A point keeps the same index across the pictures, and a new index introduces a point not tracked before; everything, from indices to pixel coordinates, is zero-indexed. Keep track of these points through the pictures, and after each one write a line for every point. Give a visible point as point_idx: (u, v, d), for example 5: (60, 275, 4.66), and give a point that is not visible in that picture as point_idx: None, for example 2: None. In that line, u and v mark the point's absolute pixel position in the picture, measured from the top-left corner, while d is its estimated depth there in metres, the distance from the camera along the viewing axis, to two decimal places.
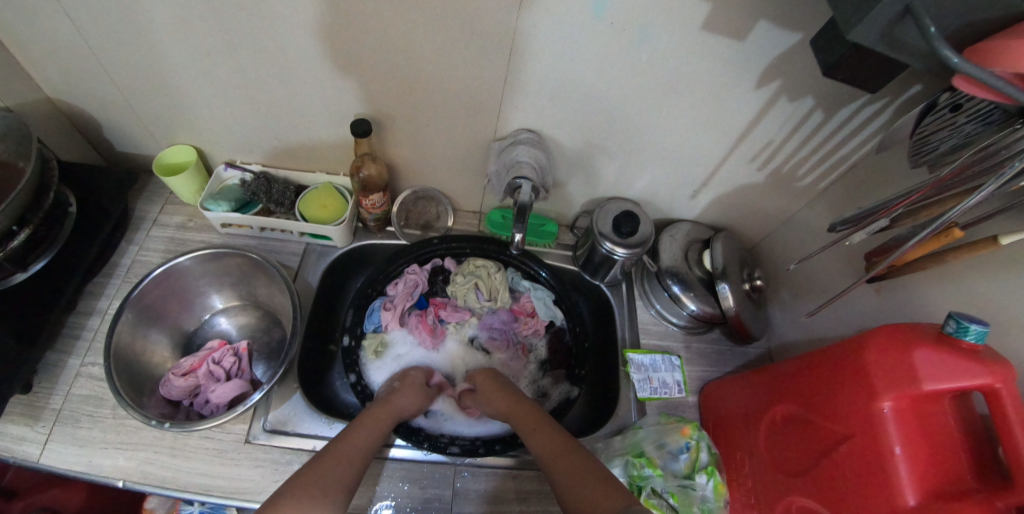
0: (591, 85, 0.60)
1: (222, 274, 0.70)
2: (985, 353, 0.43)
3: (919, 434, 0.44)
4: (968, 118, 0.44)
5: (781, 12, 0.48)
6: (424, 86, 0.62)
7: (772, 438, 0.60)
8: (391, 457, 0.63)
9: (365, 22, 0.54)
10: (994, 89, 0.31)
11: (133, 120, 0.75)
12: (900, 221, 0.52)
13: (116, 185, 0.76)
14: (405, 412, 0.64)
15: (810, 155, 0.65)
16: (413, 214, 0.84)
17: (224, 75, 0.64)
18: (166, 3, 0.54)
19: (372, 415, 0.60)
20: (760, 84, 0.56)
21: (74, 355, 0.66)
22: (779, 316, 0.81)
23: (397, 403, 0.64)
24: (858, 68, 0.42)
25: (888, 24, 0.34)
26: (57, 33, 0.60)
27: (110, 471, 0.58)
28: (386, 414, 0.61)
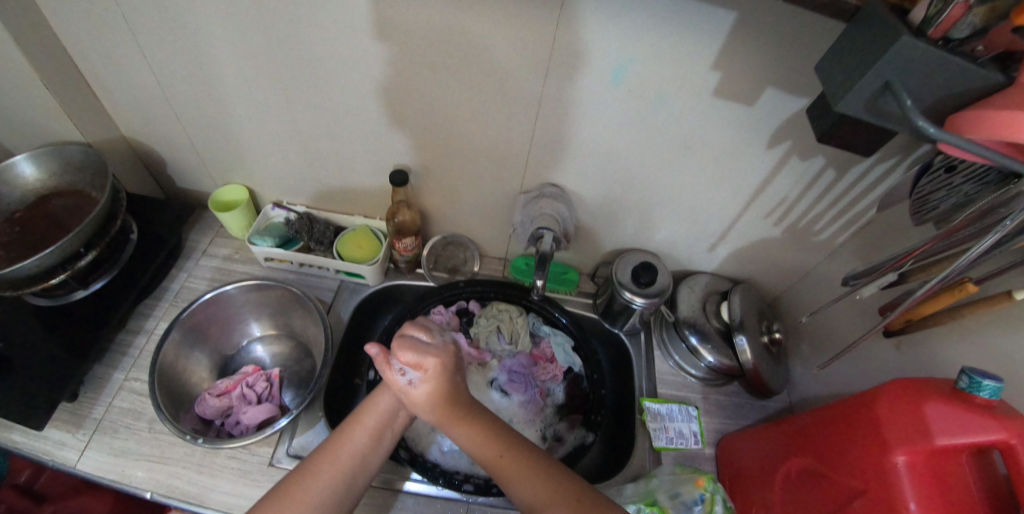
0: (612, 143, 0.66)
1: (263, 304, 0.75)
2: (1000, 409, 0.44)
3: (935, 491, 0.44)
4: (963, 178, 0.47)
5: (785, 82, 0.54)
6: (462, 140, 0.69)
7: (789, 493, 0.59)
8: (406, 490, 0.64)
9: (415, 83, 0.62)
10: (971, 152, 0.34)
11: (200, 161, 0.84)
12: (910, 275, 0.54)
13: (178, 216, 0.85)
14: (406, 395, 0.59)
15: (825, 212, 0.69)
16: (443, 258, 0.90)
17: (287, 125, 0.73)
18: (241, 62, 0.64)
19: (360, 416, 0.56)
20: (770, 145, 0.61)
21: (118, 370, 0.70)
22: (800, 371, 0.81)
23: (392, 389, 0.58)
24: (855, 137, 0.47)
25: (874, 98, 0.38)
26: (146, 83, 0.70)
27: (138, 482, 0.61)
28: (375, 410, 0.57)
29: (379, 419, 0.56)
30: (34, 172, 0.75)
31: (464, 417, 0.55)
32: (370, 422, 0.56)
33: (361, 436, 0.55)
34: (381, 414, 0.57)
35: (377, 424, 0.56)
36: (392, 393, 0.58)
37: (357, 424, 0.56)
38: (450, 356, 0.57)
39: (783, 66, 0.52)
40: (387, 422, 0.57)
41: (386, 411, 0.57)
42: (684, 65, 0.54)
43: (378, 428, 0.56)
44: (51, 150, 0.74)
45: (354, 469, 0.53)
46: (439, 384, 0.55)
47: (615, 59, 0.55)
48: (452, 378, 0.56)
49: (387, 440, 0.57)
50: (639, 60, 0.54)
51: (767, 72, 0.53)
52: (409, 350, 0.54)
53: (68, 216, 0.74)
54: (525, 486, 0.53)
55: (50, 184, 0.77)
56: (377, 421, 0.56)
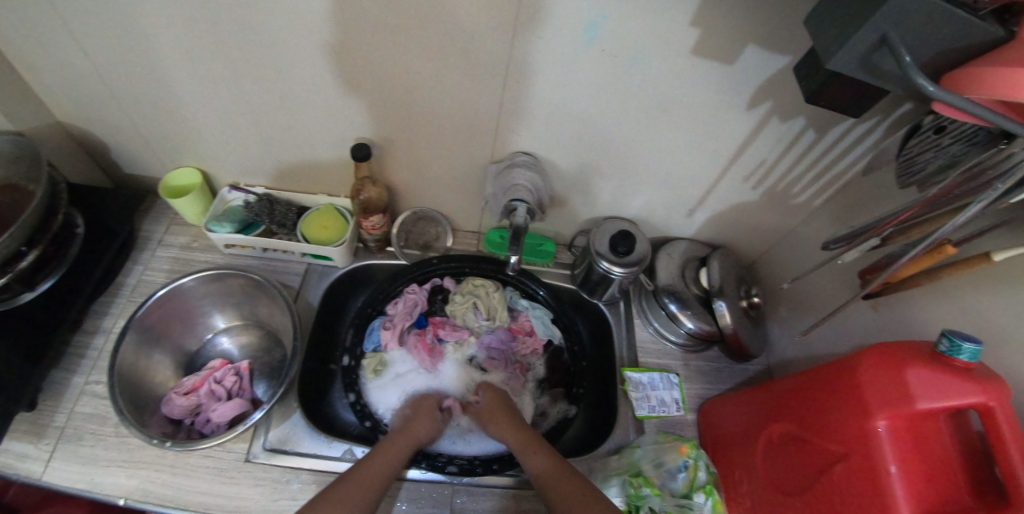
0: (585, 109, 0.61)
1: (225, 295, 0.72)
2: (978, 371, 0.43)
3: (914, 453, 0.44)
4: (951, 138, 0.45)
5: (767, 36, 0.49)
6: (424, 111, 0.64)
7: (770, 455, 0.60)
8: (411, 478, 0.64)
9: (369, 50, 0.57)
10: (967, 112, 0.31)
11: (142, 144, 0.77)
12: (890, 239, 0.51)
13: (125, 206, 0.79)
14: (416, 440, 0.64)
15: (804, 174, 0.66)
16: (413, 235, 0.86)
17: (232, 101, 0.66)
18: (171, 31, 0.57)
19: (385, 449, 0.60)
20: (751, 106, 0.58)
21: (78, 373, 0.67)
22: (778, 334, 0.80)
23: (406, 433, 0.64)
24: (839, 95, 0.44)
25: (869, 53, 0.35)
26: (66, 59, 0.62)
27: (110, 489, 0.59)
28: (394, 448, 0.61)
29: (406, 450, 0.61)
30: None
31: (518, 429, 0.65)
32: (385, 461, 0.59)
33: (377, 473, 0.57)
34: (404, 449, 0.61)
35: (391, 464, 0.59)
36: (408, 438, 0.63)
37: (381, 452, 0.59)
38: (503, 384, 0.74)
39: (765, 17, 0.47)
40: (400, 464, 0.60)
41: (411, 442, 0.63)
42: (660, 21, 0.49)
43: (398, 462, 0.59)
44: None
45: (381, 490, 0.55)
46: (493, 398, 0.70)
47: (587, 16, 0.50)
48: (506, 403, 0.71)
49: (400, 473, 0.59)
50: (613, 16, 0.49)
51: (748, 25, 0.48)
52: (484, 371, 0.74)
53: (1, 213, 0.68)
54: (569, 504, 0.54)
55: None
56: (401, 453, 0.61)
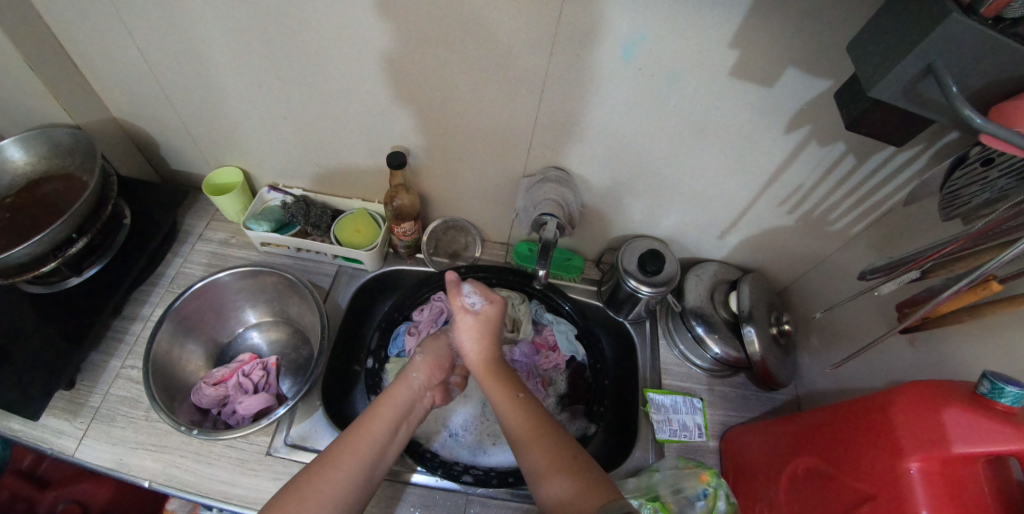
0: (619, 127, 0.62)
1: (258, 291, 0.74)
2: (1023, 416, 0.41)
3: (948, 499, 0.42)
4: (1000, 172, 0.44)
5: (809, 61, 0.49)
6: (460, 121, 0.66)
7: (794, 491, 0.58)
8: (413, 482, 0.64)
9: (412, 61, 0.59)
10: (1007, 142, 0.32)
11: (190, 142, 0.81)
12: (931, 272, 0.50)
13: (171, 200, 0.82)
14: (419, 389, 0.61)
15: (843, 201, 0.65)
16: (443, 243, 0.87)
17: (278, 105, 0.70)
18: (228, 38, 0.60)
19: (377, 408, 0.56)
20: (789, 130, 0.58)
21: (115, 357, 0.70)
22: (808, 363, 0.78)
23: (410, 382, 0.60)
24: (884, 126, 0.43)
25: (914, 83, 0.35)
26: (130, 61, 0.66)
27: (137, 471, 0.61)
28: (393, 401, 0.58)
29: (397, 410, 0.57)
30: (23, 156, 0.73)
31: (495, 370, 0.63)
32: (388, 413, 0.56)
33: (382, 423, 0.55)
34: (398, 409, 0.57)
35: (394, 413, 0.57)
36: (411, 384, 0.60)
37: (373, 418, 0.55)
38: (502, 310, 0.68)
39: (807, 43, 0.48)
40: (405, 415, 0.58)
41: (403, 401, 0.58)
42: (699, 43, 0.50)
43: (393, 424, 0.56)
44: (39, 133, 0.72)
45: (374, 459, 0.52)
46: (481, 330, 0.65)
47: (625, 35, 0.51)
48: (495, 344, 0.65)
49: (401, 435, 0.56)
50: (652, 36, 0.50)
51: (790, 50, 0.49)
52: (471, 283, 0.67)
53: (58, 201, 0.72)
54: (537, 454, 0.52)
55: (40, 167, 0.74)
56: (393, 416, 0.56)
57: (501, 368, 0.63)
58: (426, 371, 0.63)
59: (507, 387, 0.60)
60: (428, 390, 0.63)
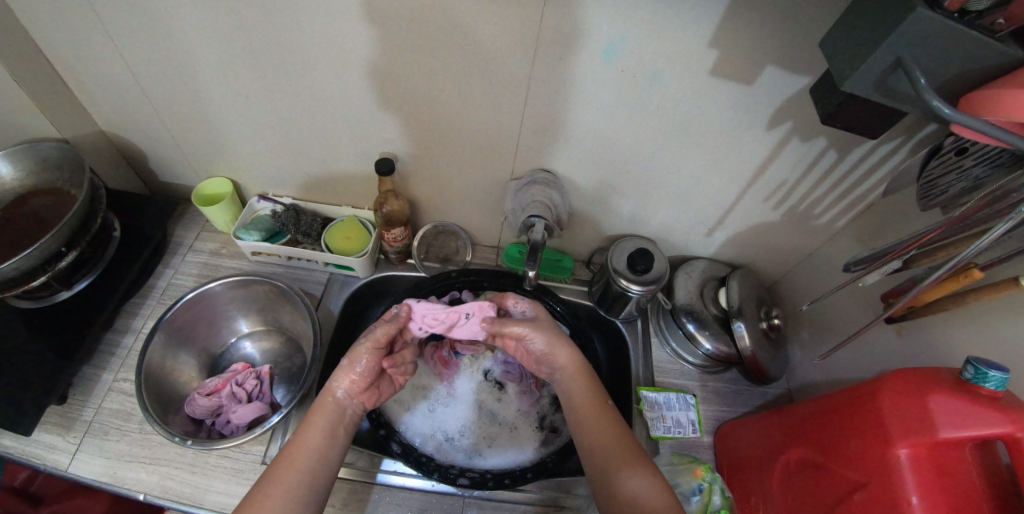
0: (604, 127, 0.63)
1: (250, 300, 0.74)
2: (1005, 400, 0.42)
3: (937, 484, 0.43)
4: (974, 161, 0.45)
5: (786, 59, 0.50)
6: (447, 126, 0.66)
7: (788, 482, 0.59)
8: (383, 482, 0.64)
9: (397, 68, 0.59)
10: (977, 131, 0.33)
11: (179, 153, 0.81)
12: (914, 262, 0.51)
13: (160, 212, 0.82)
14: (346, 398, 0.59)
15: (826, 195, 0.66)
16: (434, 248, 0.87)
17: (265, 114, 0.70)
18: (213, 49, 0.61)
19: (310, 418, 0.56)
20: (770, 127, 0.58)
21: (107, 370, 0.70)
22: (799, 357, 0.79)
23: (332, 393, 0.58)
24: (859, 120, 0.44)
25: (883, 76, 0.36)
26: (117, 74, 0.67)
27: (132, 484, 0.61)
28: (324, 410, 0.57)
29: (330, 417, 0.57)
30: (10, 171, 0.72)
31: (583, 368, 0.66)
32: (320, 422, 0.56)
33: (316, 432, 0.55)
34: (331, 415, 0.57)
35: (329, 421, 0.56)
36: (335, 394, 0.58)
37: (307, 429, 0.55)
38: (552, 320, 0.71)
39: (783, 40, 0.49)
40: (340, 420, 0.57)
41: (334, 409, 0.58)
42: (679, 43, 0.51)
43: (329, 427, 0.56)
44: (26, 147, 0.72)
45: (314, 469, 0.52)
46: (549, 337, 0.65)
47: (606, 37, 0.51)
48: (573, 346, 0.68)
49: (341, 437, 0.57)
50: (632, 38, 0.51)
51: (767, 47, 0.50)
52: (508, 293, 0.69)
53: (47, 215, 0.72)
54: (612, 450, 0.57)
55: (29, 182, 0.74)
56: (328, 419, 0.56)
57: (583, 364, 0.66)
58: (355, 379, 0.59)
59: (589, 387, 0.64)
60: (356, 396, 0.60)
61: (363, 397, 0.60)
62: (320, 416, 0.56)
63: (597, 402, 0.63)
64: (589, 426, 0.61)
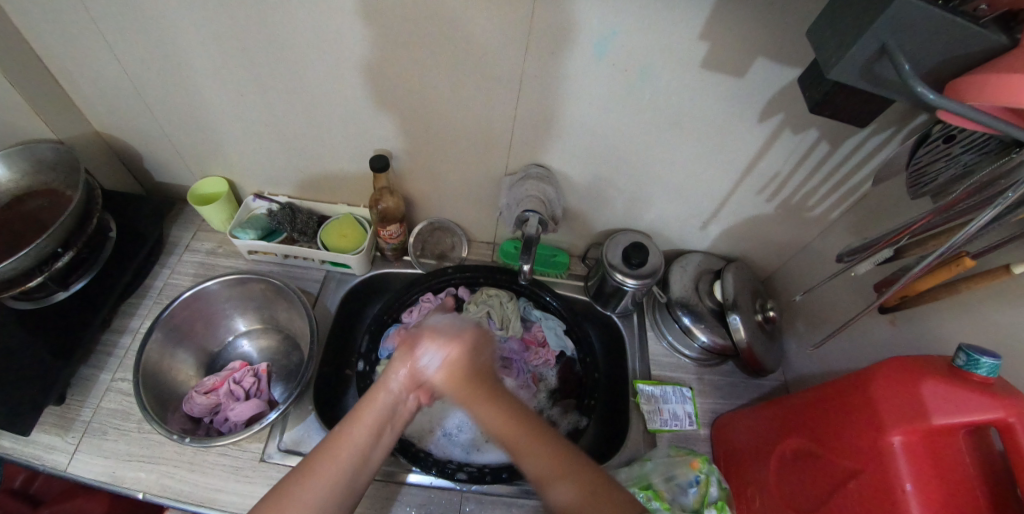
0: (597, 121, 0.63)
1: (247, 298, 0.74)
2: (997, 386, 0.42)
3: (931, 470, 0.43)
4: (963, 148, 0.45)
5: (775, 50, 0.51)
6: (441, 122, 0.67)
7: (783, 471, 0.59)
8: (411, 482, 0.65)
9: (390, 64, 0.59)
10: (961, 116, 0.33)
11: (174, 153, 0.81)
12: (905, 251, 0.52)
13: (156, 212, 0.82)
14: (400, 392, 0.53)
15: (819, 186, 0.66)
16: (430, 245, 0.87)
17: (259, 113, 0.70)
18: (206, 48, 0.61)
19: (359, 412, 0.51)
20: (762, 118, 0.59)
21: (105, 370, 0.70)
22: (794, 349, 0.79)
23: (387, 385, 0.53)
24: (847, 109, 0.44)
25: (869, 64, 0.36)
26: (110, 74, 0.67)
27: (131, 483, 0.61)
28: (375, 404, 0.52)
29: (380, 415, 0.52)
30: (6, 172, 0.72)
31: (474, 377, 0.54)
32: (371, 418, 0.51)
33: (364, 428, 0.50)
34: (381, 412, 0.52)
35: (376, 419, 0.51)
36: (389, 388, 0.53)
37: (354, 424, 0.50)
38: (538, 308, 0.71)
39: (773, 32, 0.49)
40: (389, 418, 0.52)
41: (386, 405, 0.52)
42: (670, 35, 0.51)
43: (377, 426, 0.51)
44: (22, 149, 0.72)
45: (353, 469, 0.48)
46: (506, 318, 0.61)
47: (597, 31, 0.52)
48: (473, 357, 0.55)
49: (386, 439, 0.52)
50: (623, 31, 0.51)
51: (757, 39, 0.50)
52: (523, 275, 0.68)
53: (43, 217, 0.72)
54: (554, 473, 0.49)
55: (23, 184, 0.74)
56: (378, 416, 0.51)
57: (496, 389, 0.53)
58: (413, 374, 0.53)
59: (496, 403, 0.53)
60: (412, 393, 0.54)
61: (419, 393, 0.55)
62: (370, 407, 0.52)
63: (512, 412, 0.52)
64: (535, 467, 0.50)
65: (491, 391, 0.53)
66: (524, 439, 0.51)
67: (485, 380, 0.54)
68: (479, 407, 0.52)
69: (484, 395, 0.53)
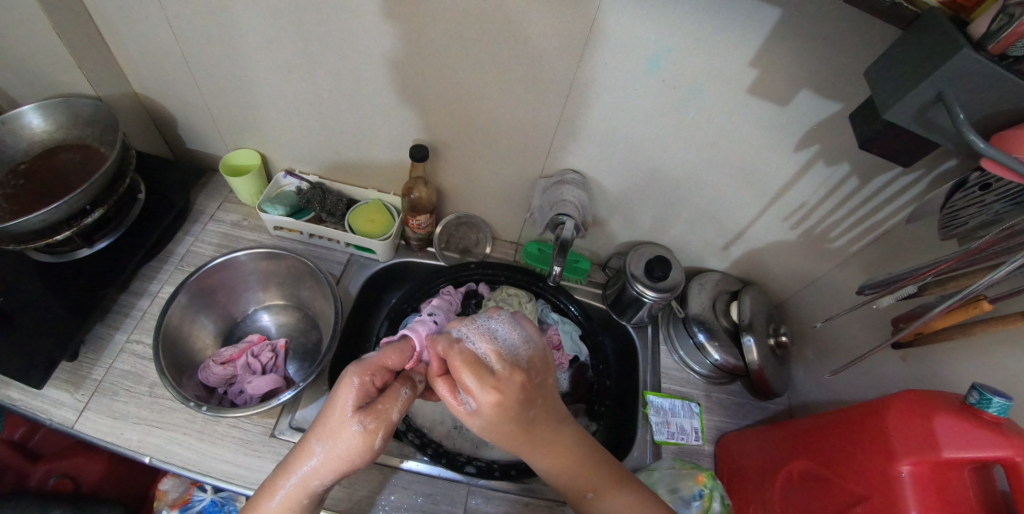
0: (636, 135, 0.65)
1: (271, 273, 0.74)
2: (1007, 426, 0.44)
3: (937, 502, 0.45)
4: (995, 197, 0.47)
5: (822, 85, 0.53)
6: (483, 121, 0.68)
7: (788, 491, 0.61)
8: (406, 469, 0.65)
9: (441, 58, 0.61)
10: (1009, 168, 0.35)
11: (209, 121, 0.81)
12: (928, 288, 0.53)
13: (185, 178, 0.82)
14: (319, 475, 0.47)
15: (843, 220, 0.68)
16: (454, 238, 0.88)
17: (304, 92, 0.71)
18: (263, 22, 0.61)
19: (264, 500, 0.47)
20: (798, 148, 0.61)
21: (120, 330, 0.70)
22: (801, 375, 0.81)
23: (307, 463, 0.47)
24: (890, 147, 0.46)
25: (924, 108, 0.39)
26: (161, 36, 0.67)
27: (138, 446, 0.61)
28: (292, 483, 0.47)
29: (299, 495, 0.47)
30: (42, 123, 0.72)
31: (524, 426, 0.47)
32: (287, 492, 0.47)
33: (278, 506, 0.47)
34: (297, 489, 0.47)
35: (294, 495, 0.47)
36: (304, 473, 0.47)
37: (275, 494, 0.47)
38: (528, 372, 0.48)
39: (824, 68, 0.51)
40: (308, 494, 0.47)
41: (304, 485, 0.47)
42: (723, 60, 0.53)
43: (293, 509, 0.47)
44: (61, 102, 0.72)
45: None
46: (501, 422, 0.45)
47: (652, 48, 0.54)
48: (511, 412, 0.45)
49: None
50: (678, 50, 0.53)
51: (807, 73, 0.52)
52: (466, 372, 0.43)
53: (75, 171, 0.72)
54: (584, 492, 0.53)
55: (58, 136, 0.74)
56: (293, 509, 0.47)
57: (527, 424, 0.48)
58: (334, 464, 0.46)
59: (549, 440, 0.51)
60: (336, 476, 0.48)
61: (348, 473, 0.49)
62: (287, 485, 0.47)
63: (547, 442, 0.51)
64: (561, 477, 0.53)
65: (553, 436, 0.51)
66: (588, 495, 0.53)
67: (540, 433, 0.50)
68: (536, 456, 0.51)
69: (546, 446, 0.51)
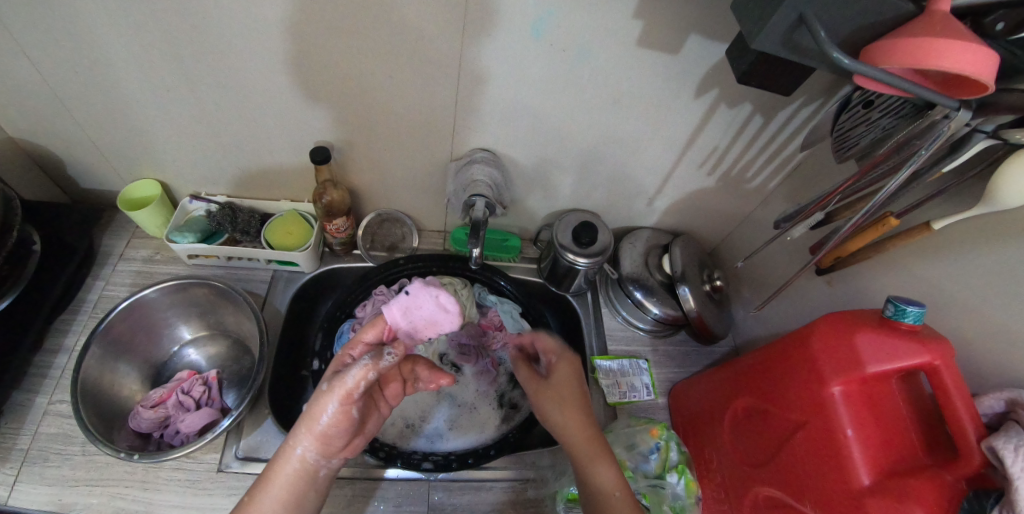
0: (538, 108, 0.63)
1: (190, 304, 0.71)
2: (924, 333, 0.45)
3: (868, 414, 0.46)
4: (880, 113, 0.47)
5: (707, 27, 0.51)
6: (380, 113, 0.64)
7: (737, 428, 0.62)
8: (389, 477, 0.64)
9: (320, 54, 0.56)
10: (886, 84, 0.34)
11: (97, 157, 0.75)
12: (835, 214, 0.55)
13: (85, 219, 0.78)
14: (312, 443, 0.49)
15: (756, 158, 0.68)
16: (379, 236, 0.85)
17: (188, 111, 0.66)
18: (122, 43, 0.56)
19: (266, 478, 0.49)
20: (699, 94, 0.59)
21: (41, 393, 0.66)
22: (742, 314, 0.83)
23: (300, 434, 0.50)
24: (770, 79, 0.45)
25: (789, 33, 0.37)
26: (13, 74, 0.61)
27: (81, 508, 0.59)
28: (287, 456, 0.49)
29: (297, 468, 0.49)
30: None
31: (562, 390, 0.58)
32: (287, 467, 0.49)
33: (280, 480, 0.49)
34: (297, 463, 0.49)
35: (293, 469, 0.49)
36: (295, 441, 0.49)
37: (271, 473, 0.49)
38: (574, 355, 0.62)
39: (705, 8, 0.49)
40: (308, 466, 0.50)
41: (302, 457, 0.49)
42: (606, 15, 0.50)
43: (293, 485, 0.49)
44: None
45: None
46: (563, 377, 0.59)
47: (533, 13, 0.50)
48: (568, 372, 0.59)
49: (310, 503, 0.50)
50: (559, 11, 0.50)
51: (690, 15, 0.50)
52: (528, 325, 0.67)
53: None
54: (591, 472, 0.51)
55: None
56: (295, 482, 0.49)
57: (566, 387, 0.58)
58: (318, 432, 0.48)
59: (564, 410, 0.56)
60: (326, 445, 0.49)
61: (341, 442, 0.50)
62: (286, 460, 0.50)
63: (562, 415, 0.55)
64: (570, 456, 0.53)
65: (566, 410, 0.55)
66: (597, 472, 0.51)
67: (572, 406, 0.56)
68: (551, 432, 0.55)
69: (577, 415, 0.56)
